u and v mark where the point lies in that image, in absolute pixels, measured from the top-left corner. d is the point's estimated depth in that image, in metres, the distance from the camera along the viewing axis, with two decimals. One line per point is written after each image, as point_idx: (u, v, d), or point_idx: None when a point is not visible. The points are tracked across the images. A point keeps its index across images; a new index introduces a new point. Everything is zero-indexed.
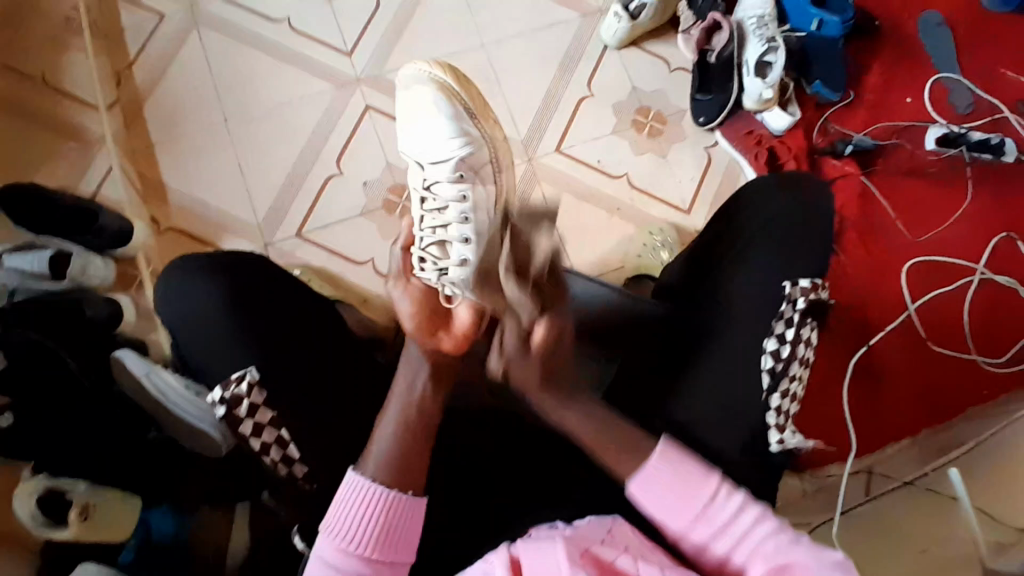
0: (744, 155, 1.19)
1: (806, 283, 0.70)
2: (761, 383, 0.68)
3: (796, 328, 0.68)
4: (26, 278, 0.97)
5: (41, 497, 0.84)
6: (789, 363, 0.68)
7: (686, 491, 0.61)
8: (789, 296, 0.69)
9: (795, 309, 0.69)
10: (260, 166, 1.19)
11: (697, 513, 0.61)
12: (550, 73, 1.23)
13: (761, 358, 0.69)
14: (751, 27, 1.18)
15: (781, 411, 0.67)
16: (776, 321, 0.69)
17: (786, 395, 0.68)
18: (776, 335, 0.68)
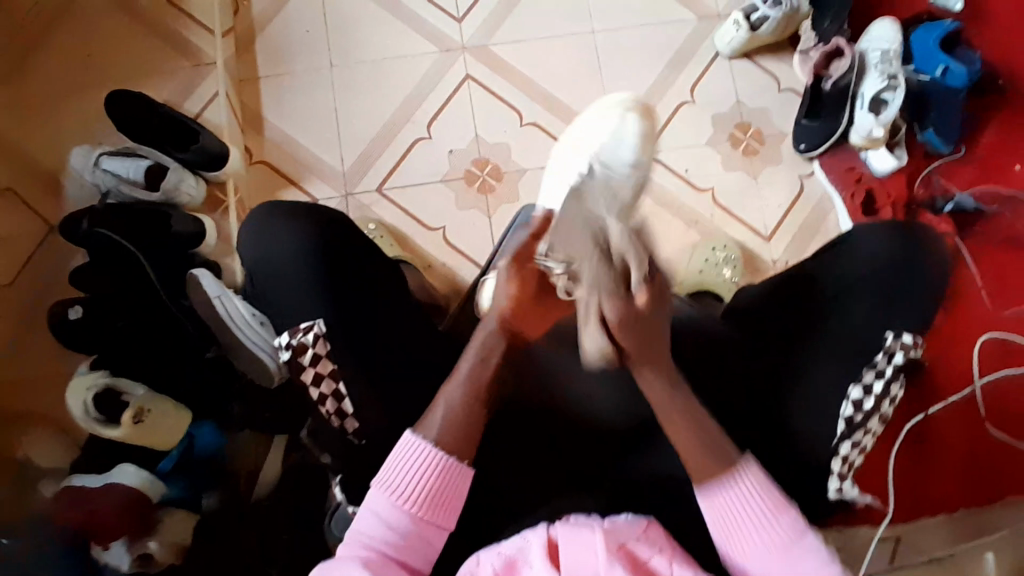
0: (841, 192, 1.14)
1: (907, 339, 0.70)
2: (835, 429, 0.69)
3: (885, 382, 0.70)
4: (121, 184, 1.04)
5: (99, 393, 0.89)
6: (870, 415, 0.69)
7: (764, 507, 0.61)
8: (886, 348, 0.71)
9: (890, 363, 0.70)
10: (355, 115, 1.20)
11: (766, 538, 0.60)
12: (655, 72, 1.22)
13: (841, 404, 0.70)
14: (874, 60, 1.10)
15: (846, 459, 0.69)
16: (867, 369, 0.70)
17: (857, 445, 0.69)
18: (863, 384, 0.70)
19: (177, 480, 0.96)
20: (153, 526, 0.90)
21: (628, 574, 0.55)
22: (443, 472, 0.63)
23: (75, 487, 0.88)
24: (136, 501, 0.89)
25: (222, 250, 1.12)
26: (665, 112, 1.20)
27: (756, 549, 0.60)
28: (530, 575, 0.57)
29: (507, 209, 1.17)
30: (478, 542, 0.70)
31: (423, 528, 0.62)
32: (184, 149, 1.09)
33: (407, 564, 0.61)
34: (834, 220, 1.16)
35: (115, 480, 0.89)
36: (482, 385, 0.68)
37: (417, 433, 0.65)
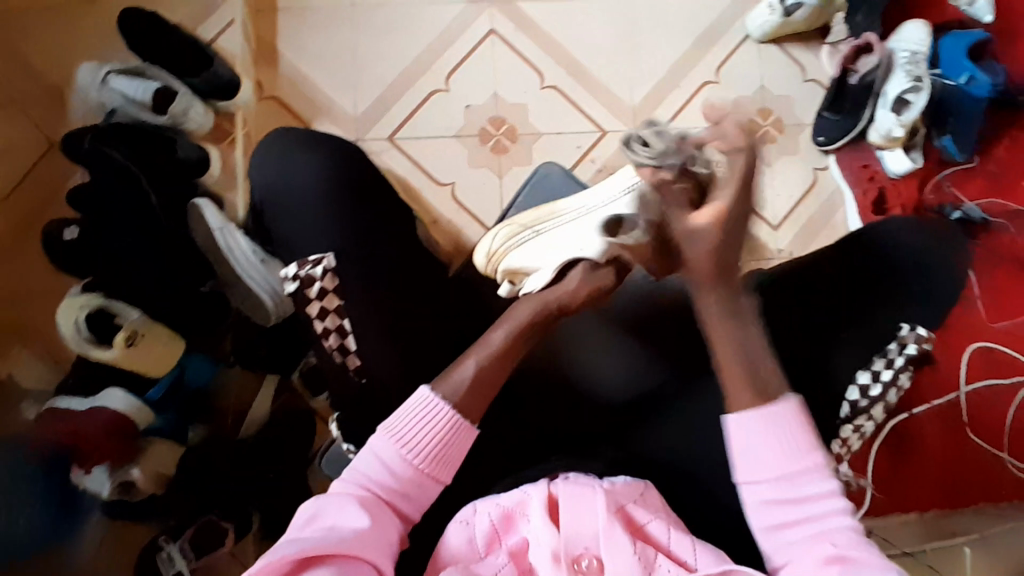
0: (853, 189, 1.15)
1: (921, 333, 0.71)
2: (840, 412, 0.71)
3: (895, 371, 0.70)
4: (128, 104, 1.00)
5: (91, 313, 0.87)
6: (875, 402, 0.71)
7: (790, 447, 0.60)
8: (900, 338, 0.72)
9: (902, 354, 0.71)
10: (373, 60, 1.17)
11: (784, 473, 0.60)
12: (682, 47, 1.20)
13: (848, 389, 0.71)
14: (902, 59, 1.07)
15: (846, 441, 0.72)
16: (878, 358, 0.71)
17: (858, 429, 0.72)
18: (872, 371, 0.70)
19: (165, 410, 0.95)
20: (136, 453, 0.90)
21: (627, 537, 0.60)
22: (452, 429, 0.63)
23: (59, 409, 0.86)
24: (119, 424, 0.87)
25: (227, 183, 1.10)
26: (688, 89, 1.19)
27: (767, 481, 0.60)
28: (527, 528, 0.62)
29: (519, 171, 1.15)
30: (469, 493, 0.70)
31: (423, 480, 0.62)
32: (197, 74, 1.06)
33: (401, 509, 0.61)
34: (843, 215, 1.16)
35: (100, 403, 0.86)
36: (505, 353, 0.67)
37: (435, 390, 0.64)
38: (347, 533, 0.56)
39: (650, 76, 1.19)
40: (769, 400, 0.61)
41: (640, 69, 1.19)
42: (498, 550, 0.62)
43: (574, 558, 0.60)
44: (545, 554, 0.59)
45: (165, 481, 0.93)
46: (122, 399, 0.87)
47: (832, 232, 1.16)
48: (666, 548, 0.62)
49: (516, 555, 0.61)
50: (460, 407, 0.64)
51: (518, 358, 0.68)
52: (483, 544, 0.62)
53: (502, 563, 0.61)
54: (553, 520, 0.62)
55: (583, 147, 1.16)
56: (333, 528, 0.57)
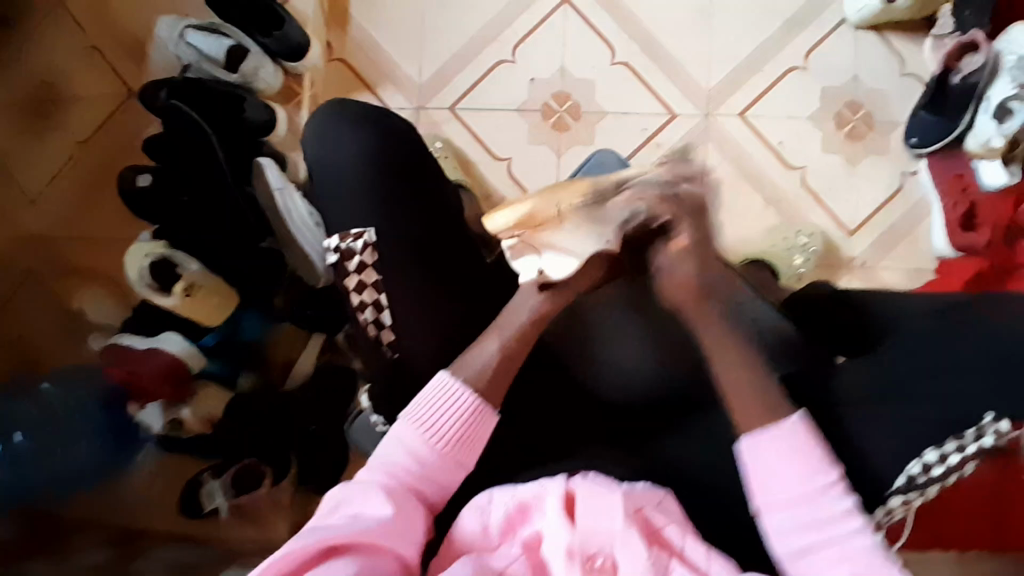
0: (941, 202, 1.02)
1: (1004, 426, 0.59)
2: (892, 480, 0.62)
3: (964, 458, 0.60)
4: (202, 61, 1.03)
5: (155, 262, 0.92)
6: (933, 481, 0.61)
7: (805, 468, 0.59)
8: (978, 426, 0.60)
9: (976, 442, 0.59)
10: (440, 27, 1.15)
11: (801, 497, 0.59)
12: (769, 29, 1.11)
13: (909, 460, 0.61)
14: (1008, 64, 0.92)
15: (891, 513, 0.63)
16: (951, 438, 0.60)
17: (905, 503, 0.63)
18: (940, 449, 0.60)
19: (218, 356, 1.00)
20: (189, 394, 0.96)
21: (643, 539, 0.59)
22: (473, 413, 0.65)
23: (120, 345, 0.93)
24: (175, 368, 0.93)
25: (291, 143, 1.12)
26: (770, 76, 1.10)
27: (784, 506, 0.59)
28: (541, 521, 0.61)
29: (578, 151, 1.11)
30: (488, 480, 0.71)
31: (447, 464, 0.65)
32: (268, 34, 1.07)
33: (424, 495, 0.64)
34: (927, 227, 1.07)
35: (160, 346, 0.92)
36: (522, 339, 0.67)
37: (453, 375, 0.66)
38: (372, 520, 0.58)
39: (730, 58, 1.11)
40: (779, 420, 0.61)
41: (718, 50, 1.11)
42: (511, 541, 0.62)
43: (588, 555, 0.59)
44: (560, 548, 0.59)
45: (213, 421, 0.99)
46: (178, 341, 0.93)
47: (912, 247, 1.07)
48: (682, 553, 0.60)
49: (530, 546, 0.61)
50: (485, 394, 0.66)
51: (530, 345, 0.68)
52: (497, 534, 0.62)
53: (515, 555, 0.60)
54: (569, 516, 0.61)
55: (649, 131, 1.11)
56: (357, 515, 0.59)
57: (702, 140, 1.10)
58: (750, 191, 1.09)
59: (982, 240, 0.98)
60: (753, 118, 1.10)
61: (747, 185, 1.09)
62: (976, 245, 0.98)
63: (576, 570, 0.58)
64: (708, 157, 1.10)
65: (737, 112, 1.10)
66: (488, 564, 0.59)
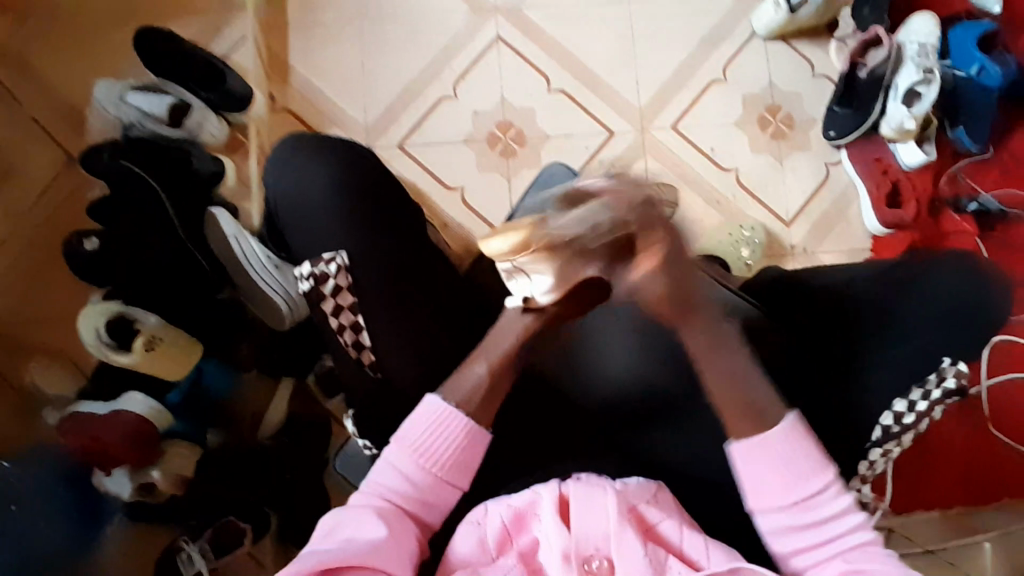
0: (866, 183, 1.12)
1: (962, 368, 0.66)
2: (870, 435, 0.66)
3: (931, 402, 0.65)
4: (144, 119, 1.01)
5: (111, 321, 0.89)
6: (907, 430, 0.65)
7: (799, 475, 0.62)
8: (939, 370, 0.66)
9: (939, 386, 0.65)
10: (383, 69, 1.20)
11: (797, 499, 0.62)
12: (689, 47, 1.20)
13: (882, 413, 0.66)
14: (910, 53, 1.06)
15: (873, 464, 0.67)
16: (915, 387, 0.65)
17: (884, 454, 0.67)
18: (908, 399, 0.65)
19: (184, 415, 0.97)
20: (158, 455, 0.91)
21: (636, 536, 0.60)
22: (467, 434, 0.65)
23: (79, 414, 0.88)
24: (141, 428, 0.89)
25: (242, 192, 1.12)
26: (696, 89, 1.19)
27: (776, 510, 0.62)
28: (538, 527, 0.61)
29: (527, 173, 1.16)
30: (483, 491, 0.71)
31: (440, 485, 0.64)
32: (209, 88, 1.09)
33: (419, 517, 0.63)
34: (857, 209, 1.15)
35: (121, 408, 0.88)
36: (508, 358, 0.68)
37: (443, 396, 0.66)
38: (365, 543, 0.57)
39: (658, 75, 1.19)
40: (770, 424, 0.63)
41: (646, 70, 1.20)
42: (508, 552, 0.61)
43: (585, 558, 0.59)
44: (555, 554, 0.59)
45: (187, 482, 0.94)
46: (138, 403, 0.90)
47: (848, 230, 1.14)
48: (678, 548, 0.61)
49: (526, 556, 0.61)
50: (474, 413, 0.66)
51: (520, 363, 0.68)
52: (494, 545, 0.62)
53: (512, 565, 0.60)
54: (563, 520, 0.61)
55: (591, 149, 1.17)
56: (351, 539, 0.58)
57: (643, 152, 1.17)
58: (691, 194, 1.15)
59: (909, 215, 1.08)
60: (686, 128, 1.18)
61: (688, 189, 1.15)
62: (905, 220, 1.08)
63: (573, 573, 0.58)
64: (650, 167, 1.16)
65: (671, 124, 1.18)
66: None
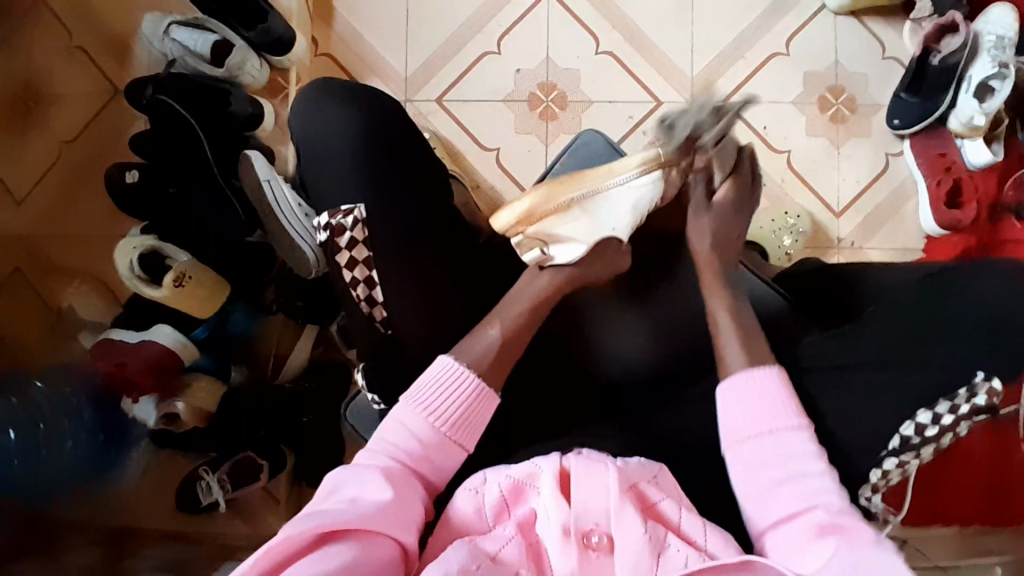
0: (926, 178, 1.04)
1: (995, 385, 0.61)
2: (888, 442, 0.62)
3: (957, 418, 0.61)
4: (189, 56, 1.03)
5: (144, 253, 0.91)
6: (927, 442, 0.61)
7: (776, 413, 0.62)
8: (970, 386, 0.61)
9: (969, 402, 0.60)
10: (425, 20, 1.16)
11: (770, 436, 0.61)
12: (750, 16, 1.12)
13: (903, 423, 0.62)
14: (987, 43, 0.96)
15: (886, 475, 0.64)
16: (943, 401, 0.61)
17: (901, 465, 0.63)
18: (933, 411, 0.61)
19: (208, 351, 1.00)
20: (180, 388, 0.95)
21: (637, 514, 0.58)
22: (476, 396, 0.66)
23: (111, 339, 0.92)
24: (163, 359, 0.91)
25: (278, 137, 1.13)
26: (752, 63, 1.12)
27: (749, 454, 0.62)
28: (536, 500, 0.62)
29: (565, 140, 1.12)
30: (484, 460, 0.71)
31: (448, 448, 0.64)
32: (251, 27, 1.06)
33: (424, 479, 0.64)
34: (913, 206, 1.08)
35: (151, 338, 0.92)
36: (524, 322, 0.68)
37: (454, 356, 0.67)
38: (372, 504, 0.58)
39: (713, 45, 1.13)
40: (757, 366, 0.65)
41: (701, 38, 1.13)
42: (506, 522, 0.61)
43: (584, 533, 0.59)
44: (555, 526, 0.59)
45: (206, 417, 0.98)
46: (169, 333, 0.93)
47: (899, 225, 1.08)
48: (677, 528, 0.60)
49: (524, 526, 0.60)
50: (484, 377, 0.66)
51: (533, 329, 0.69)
52: (491, 514, 0.62)
53: (509, 535, 0.59)
54: (564, 493, 0.61)
55: (635, 118, 1.12)
56: (355, 499, 0.58)
57: None
58: None
59: (967, 217, 1.01)
60: (738, 104, 1.11)
61: None
62: (961, 222, 1.01)
63: (573, 548, 0.58)
64: None
65: (722, 99, 1.12)
66: (481, 545, 0.59)
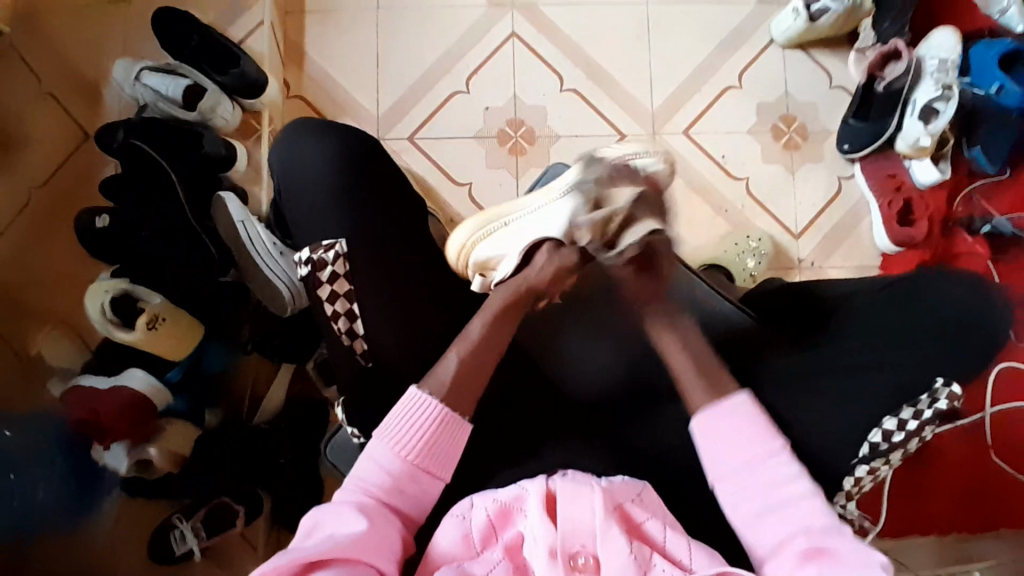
0: (877, 199, 1.10)
1: (954, 388, 0.65)
2: (856, 451, 0.65)
3: (921, 423, 0.64)
4: (160, 101, 1.05)
5: (116, 296, 0.90)
6: (896, 447, 0.64)
7: (750, 447, 0.63)
8: (932, 390, 0.65)
9: (932, 407, 0.64)
10: (395, 61, 1.20)
11: (747, 472, 0.62)
12: (705, 52, 1.19)
13: (871, 431, 0.64)
14: (930, 68, 1.04)
15: (859, 481, 0.66)
16: (906, 406, 0.64)
17: (872, 471, 0.66)
18: (898, 417, 0.64)
19: (183, 392, 0.98)
20: (156, 433, 0.92)
21: (622, 534, 0.60)
22: (441, 424, 0.66)
23: (84, 387, 0.90)
24: (137, 403, 0.90)
25: (252, 177, 1.14)
26: (709, 95, 1.18)
27: (732, 487, 0.62)
28: (523, 522, 0.62)
29: (535, 173, 1.16)
30: (467, 489, 0.71)
31: (419, 478, 0.65)
32: (224, 72, 1.09)
33: (398, 509, 0.64)
34: (868, 225, 1.14)
35: (122, 383, 0.90)
36: (488, 345, 0.69)
37: (421, 388, 0.67)
38: (345, 537, 0.57)
39: (672, 79, 1.18)
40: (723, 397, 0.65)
41: (660, 73, 1.19)
42: (494, 545, 0.62)
43: (571, 554, 0.59)
44: (542, 548, 0.59)
45: (182, 460, 0.97)
46: (141, 376, 0.91)
47: (856, 243, 1.13)
48: (662, 546, 0.61)
49: (512, 550, 0.61)
50: (450, 404, 0.67)
51: (498, 352, 0.70)
52: (479, 539, 0.62)
53: (497, 560, 0.60)
54: (550, 515, 0.62)
55: (601, 151, 1.16)
56: (332, 535, 0.58)
57: None
58: (701, 203, 1.14)
59: (920, 233, 1.06)
60: (698, 134, 1.17)
61: (698, 198, 1.14)
62: (914, 239, 1.06)
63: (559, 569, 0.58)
64: None
65: (683, 129, 1.17)
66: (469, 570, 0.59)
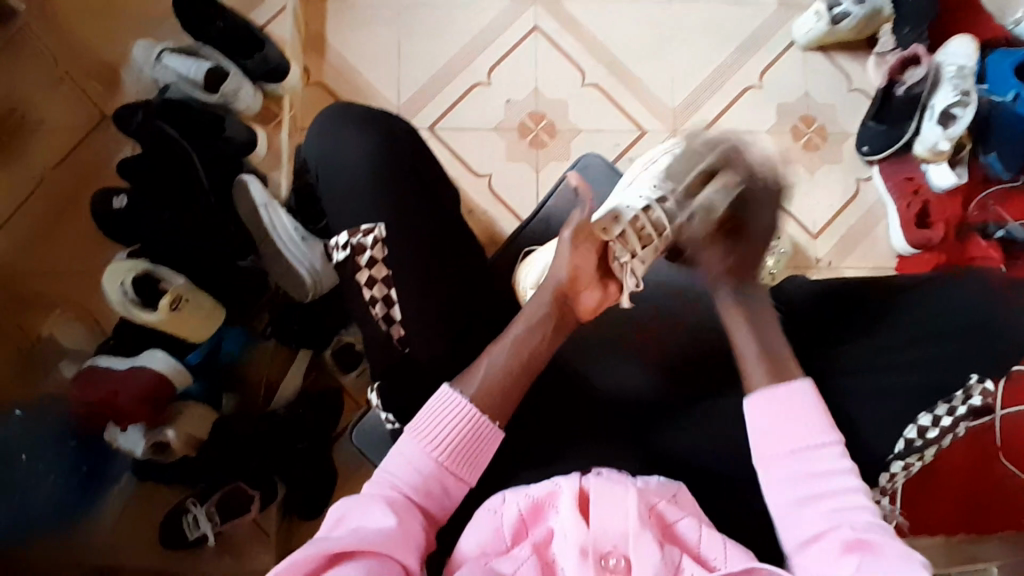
0: (896, 202, 1.11)
1: (988, 386, 0.65)
2: (892, 446, 0.65)
3: (955, 419, 0.64)
4: (181, 82, 1.03)
5: (136, 278, 0.88)
6: (930, 445, 0.65)
7: (807, 434, 0.63)
8: (967, 387, 0.65)
9: (966, 403, 0.64)
10: (417, 52, 1.19)
11: (798, 456, 0.62)
12: (726, 52, 1.20)
13: (907, 426, 0.65)
14: (949, 74, 1.06)
15: (893, 476, 0.67)
16: (941, 403, 0.64)
17: (906, 467, 0.67)
18: (933, 414, 0.64)
19: (201, 377, 0.98)
20: (168, 418, 0.91)
21: (655, 537, 0.59)
22: (472, 425, 0.64)
23: (98, 368, 0.88)
24: (158, 386, 0.88)
25: (271, 163, 1.13)
26: (729, 94, 1.18)
27: (782, 475, 0.62)
28: (554, 519, 0.62)
29: (555, 167, 1.16)
30: (498, 478, 0.71)
31: (447, 478, 0.63)
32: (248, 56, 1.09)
33: (427, 508, 0.62)
34: (884, 228, 1.15)
35: (142, 364, 0.88)
36: (528, 350, 0.68)
37: (454, 386, 0.66)
38: (375, 530, 0.57)
39: (693, 78, 1.19)
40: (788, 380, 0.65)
41: (682, 71, 1.19)
42: (523, 543, 0.62)
43: (602, 555, 0.59)
44: (572, 547, 0.59)
45: (197, 444, 0.94)
46: (163, 358, 0.89)
47: (872, 247, 1.14)
48: (695, 549, 0.61)
49: (540, 547, 0.61)
50: (484, 408, 0.65)
51: (534, 357, 0.68)
52: (510, 534, 0.62)
53: (525, 557, 0.60)
54: (582, 514, 0.62)
55: (621, 147, 1.16)
56: (360, 528, 0.57)
57: None
58: None
59: (937, 236, 1.07)
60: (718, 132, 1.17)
61: None
62: (933, 241, 1.07)
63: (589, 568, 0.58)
64: None
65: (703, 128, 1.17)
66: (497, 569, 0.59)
